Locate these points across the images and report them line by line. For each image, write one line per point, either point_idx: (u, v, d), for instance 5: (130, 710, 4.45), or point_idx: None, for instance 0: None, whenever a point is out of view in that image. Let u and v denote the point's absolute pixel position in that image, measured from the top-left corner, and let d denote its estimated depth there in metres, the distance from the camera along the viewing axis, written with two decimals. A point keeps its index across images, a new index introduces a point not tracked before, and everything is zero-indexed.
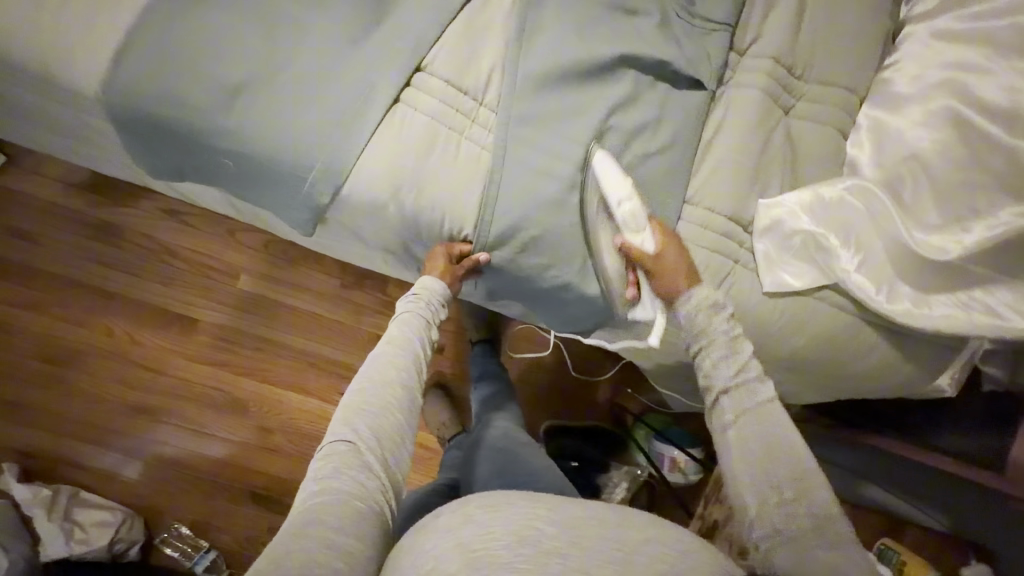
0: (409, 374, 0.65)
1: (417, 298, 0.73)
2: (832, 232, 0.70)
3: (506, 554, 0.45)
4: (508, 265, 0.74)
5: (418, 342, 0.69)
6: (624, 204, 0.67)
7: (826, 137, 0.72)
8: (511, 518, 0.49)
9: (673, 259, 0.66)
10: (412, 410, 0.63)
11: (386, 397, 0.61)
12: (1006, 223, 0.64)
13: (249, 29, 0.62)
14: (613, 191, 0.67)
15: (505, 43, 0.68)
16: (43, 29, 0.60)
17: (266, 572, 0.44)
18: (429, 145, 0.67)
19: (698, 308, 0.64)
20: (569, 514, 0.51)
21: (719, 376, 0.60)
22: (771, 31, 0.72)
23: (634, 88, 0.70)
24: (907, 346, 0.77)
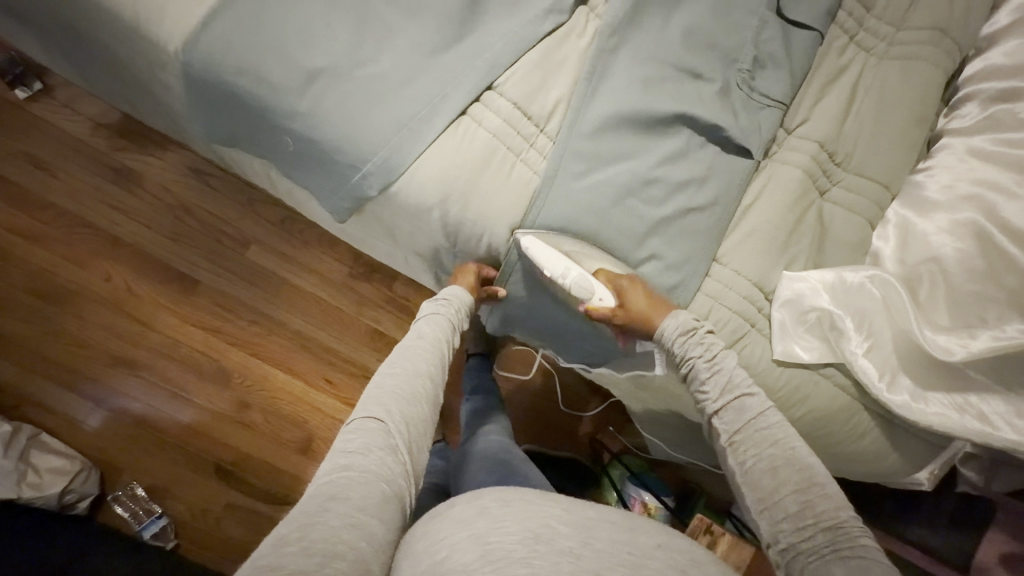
0: (436, 369, 0.68)
1: (445, 302, 0.75)
2: (849, 315, 0.73)
3: (519, 549, 0.47)
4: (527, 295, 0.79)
5: (445, 340, 0.72)
6: (568, 275, 0.68)
7: (856, 225, 0.76)
8: (525, 514, 0.51)
9: (641, 303, 0.70)
10: (434, 404, 0.67)
11: (416, 387, 0.64)
12: (1013, 338, 0.68)
13: (340, 22, 0.65)
14: (554, 266, 0.68)
15: (575, 80, 0.71)
16: None
17: (295, 540, 0.46)
18: (486, 160, 0.69)
19: (674, 342, 0.68)
20: (578, 517, 0.53)
21: (709, 399, 0.65)
22: (820, 118, 0.77)
23: (687, 145, 0.73)
24: (895, 435, 0.80)
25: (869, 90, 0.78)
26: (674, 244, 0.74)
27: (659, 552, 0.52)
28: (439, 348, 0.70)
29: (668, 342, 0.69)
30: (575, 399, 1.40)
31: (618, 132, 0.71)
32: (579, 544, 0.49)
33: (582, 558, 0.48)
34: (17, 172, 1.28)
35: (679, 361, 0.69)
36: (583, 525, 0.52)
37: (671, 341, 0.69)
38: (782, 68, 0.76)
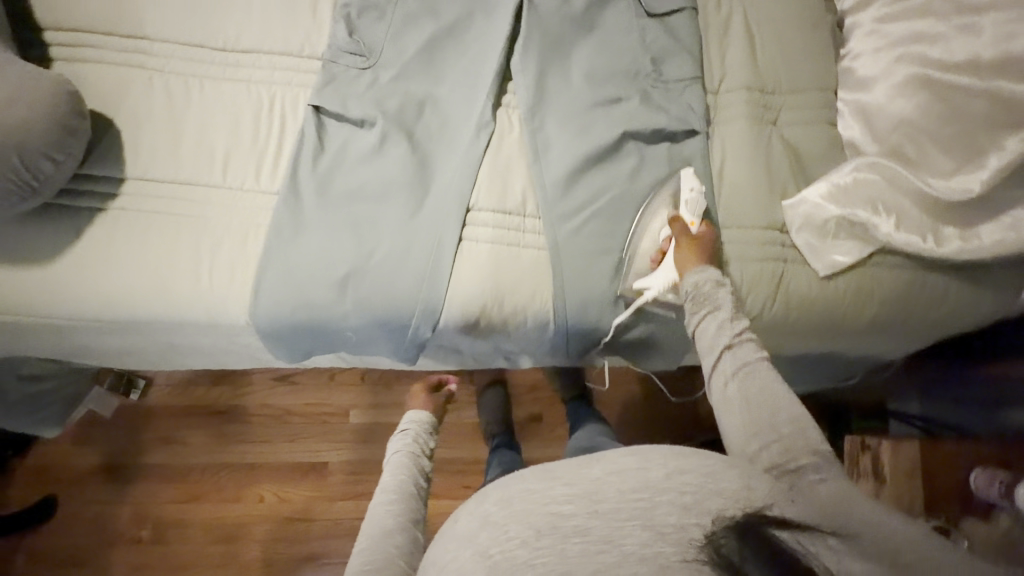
0: (404, 518, 0.68)
1: (404, 430, 0.83)
2: (865, 206, 0.77)
3: (522, 553, 0.50)
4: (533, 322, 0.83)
5: (411, 482, 0.73)
6: (692, 190, 0.79)
7: (818, 133, 0.83)
8: (522, 508, 0.54)
9: (684, 252, 0.76)
10: (414, 553, 0.65)
11: (382, 545, 0.64)
12: (1015, 150, 0.69)
13: (341, 229, 0.79)
14: (687, 179, 0.80)
15: (527, 166, 0.82)
16: (191, 284, 0.77)
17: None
18: (498, 263, 0.81)
19: (707, 278, 0.72)
20: (584, 484, 0.55)
21: (721, 336, 0.66)
22: (732, 71, 0.85)
23: (641, 156, 0.83)
24: (974, 276, 0.82)
25: (760, 23, 0.86)
26: None
27: (671, 480, 0.54)
28: (404, 495, 0.71)
29: (694, 279, 0.72)
30: (680, 385, 1.44)
31: (582, 181, 0.82)
32: (586, 517, 0.52)
33: (591, 531, 0.51)
34: (153, 455, 1.49)
35: (700, 286, 0.72)
36: (589, 493, 0.54)
37: (695, 281, 0.72)
38: (677, 53, 0.85)
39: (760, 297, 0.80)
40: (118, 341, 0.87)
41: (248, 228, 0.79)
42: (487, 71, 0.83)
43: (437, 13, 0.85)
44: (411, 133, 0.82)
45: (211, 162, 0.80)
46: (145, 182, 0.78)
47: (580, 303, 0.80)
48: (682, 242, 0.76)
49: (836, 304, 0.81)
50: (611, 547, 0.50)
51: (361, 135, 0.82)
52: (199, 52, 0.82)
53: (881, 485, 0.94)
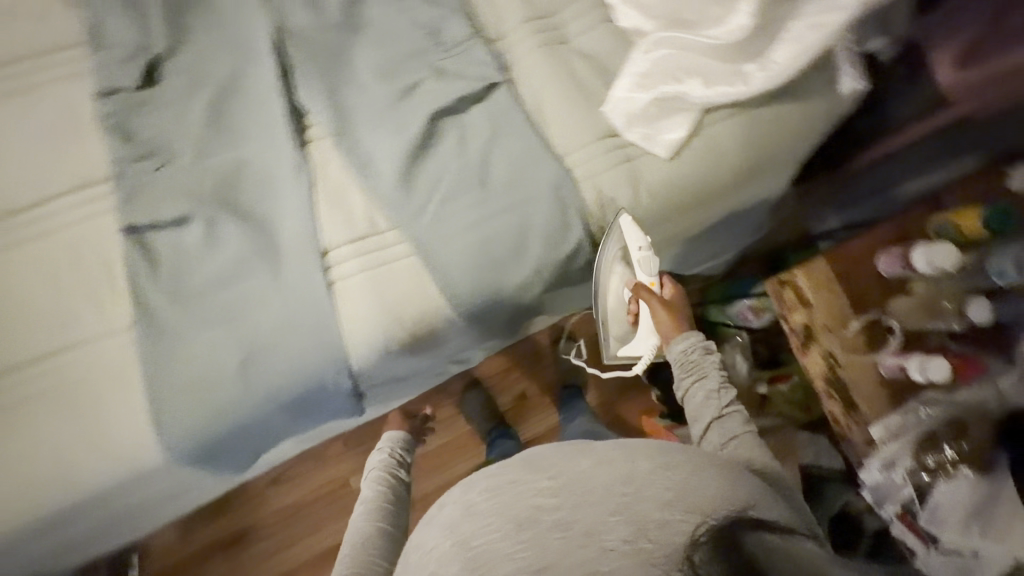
0: (385, 517, 0.81)
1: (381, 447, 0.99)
2: (671, 79, 0.80)
3: (503, 545, 0.59)
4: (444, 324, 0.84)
5: (386, 489, 0.87)
6: (641, 249, 0.85)
7: (604, 33, 0.85)
8: (512, 498, 0.64)
9: (658, 314, 0.88)
10: (393, 545, 0.79)
11: (364, 543, 0.77)
12: None
13: (214, 330, 0.77)
14: (630, 237, 0.85)
15: (362, 186, 0.81)
16: (97, 452, 0.74)
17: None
18: (378, 287, 0.80)
19: (693, 346, 0.83)
20: (572, 474, 0.66)
21: (706, 411, 0.78)
22: (504, 13, 0.86)
23: (460, 128, 0.83)
24: (793, 94, 0.87)
25: None
26: (526, 183, 0.83)
27: (656, 475, 0.64)
28: (380, 501, 0.85)
29: (682, 347, 0.84)
30: None
31: (418, 174, 0.81)
32: (570, 511, 0.61)
33: (573, 526, 0.59)
34: None
35: (689, 355, 0.83)
36: (575, 486, 0.64)
37: (679, 353, 0.84)
38: (447, 18, 0.84)
39: (621, 201, 0.85)
40: (62, 537, 0.83)
41: (123, 372, 0.76)
42: (278, 113, 0.80)
43: (203, 79, 0.81)
44: (236, 206, 0.79)
45: (54, 326, 0.76)
46: None
47: (471, 286, 0.82)
48: (655, 302, 0.88)
49: (693, 174, 0.85)
50: (591, 541, 0.57)
51: (186, 232, 0.78)
52: None
53: (809, 308, 0.99)
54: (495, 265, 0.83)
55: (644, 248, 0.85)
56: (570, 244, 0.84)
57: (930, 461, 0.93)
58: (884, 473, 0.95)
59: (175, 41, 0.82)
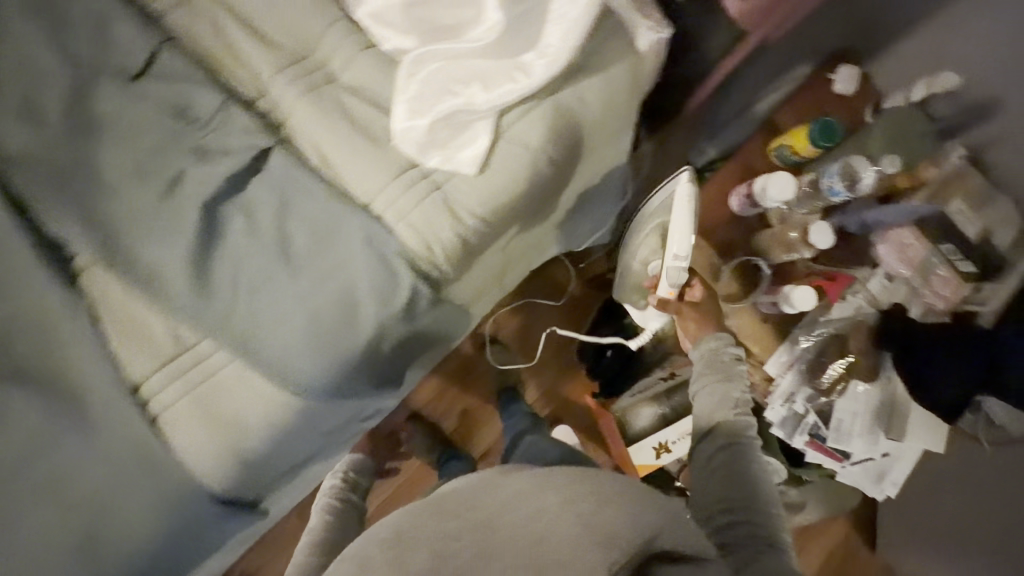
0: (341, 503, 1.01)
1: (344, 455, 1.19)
2: (450, 92, 0.73)
3: None
4: (300, 416, 0.78)
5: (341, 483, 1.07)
6: (678, 257, 0.92)
7: (366, 58, 0.75)
8: (411, 552, 0.62)
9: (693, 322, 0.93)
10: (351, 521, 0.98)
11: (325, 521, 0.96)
12: None
13: (37, 512, 0.68)
14: (673, 247, 0.92)
15: (153, 302, 0.73)
16: None
17: None
18: (207, 404, 0.73)
19: (722, 347, 0.88)
20: (481, 518, 0.64)
21: (723, 405, 0.82)
22: (250, 65, 0.76)
23: (242, 208, 0.74)
24: (589, 66, 0.82)
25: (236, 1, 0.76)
26: (335, 245, 0.76)
27: (564, 514, 0.62)
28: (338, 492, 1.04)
29: (711, 347, 0.89)
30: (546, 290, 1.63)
31: (213, 271, 0.73)
32: (470, 555, 0.60)
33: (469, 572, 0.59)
34: None
35: (717, 355, 0.88)
36: (483, 527, 0.63)
37: (710, 350, 0.89)
38: (187, 89, 0.74)
39: (444, 231, 0.79)
40: None
41: None
42: (25, 253, 0.69)
43: None
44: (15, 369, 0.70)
45: None
46: None
47: (309, 370, 0.76)
48: (685, 306, 0.94)
49: (509, 182, 0.81)
50: None
51: None
52: None
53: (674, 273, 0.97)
54: (329, 339, 0.76)
55: (682, 257, 0.92)
56: (404, 292, 0.79)
57: (825, 380, 0.94)
58: (787, 405, 0.95)
59: None
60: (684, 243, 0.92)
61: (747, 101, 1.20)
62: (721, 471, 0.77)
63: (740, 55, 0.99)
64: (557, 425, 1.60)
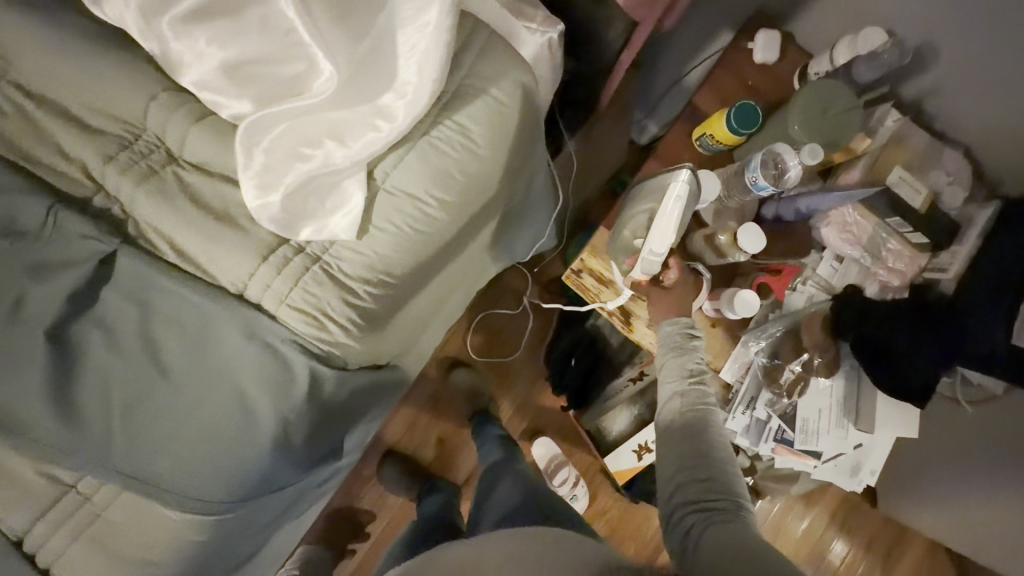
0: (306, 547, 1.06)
1: None
2: (306, 156, 0.65)
3: None
4: (210, 535, 0.70)
5: None
6: (656, 252, 0.78)
7: (204, 130, 0.66)
8: None
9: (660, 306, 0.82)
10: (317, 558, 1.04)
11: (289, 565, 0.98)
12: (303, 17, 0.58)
13: None
14: (654, 238, 0.77)
15: (15, 447, 0.65)
16: None
17: None
18: (105, 542, 0.67)
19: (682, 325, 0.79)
20: None
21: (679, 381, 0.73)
22: (76, 160, 0.67)
23: (102, 323, 0.67)
24: (467, 90, 0.72)
25: (45, 90, 0.66)
26: (211, 345, 0.68)
27: None
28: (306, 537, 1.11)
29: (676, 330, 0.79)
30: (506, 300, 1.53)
31: (78, 400, 0.66)
32: None
33: None
34: None
35: (672, 334, 0.79)
36: None
37: (668, 330, 0.80)
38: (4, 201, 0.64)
39: (335, 306, 0.70)
40: None
41: None
42: None
43: None
44: None
45: None
46: None
47: (207, 487, 0.68)
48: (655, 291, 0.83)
49: (402, 252, 0.73)
50: None
51: None
52: None
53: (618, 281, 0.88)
54: (222, 450, 0.68)
55: (659, 253, 0.78)
56: (301, 381, 0.70)
57: (784, 381, 0.87)
58: (749, 413, 0.88)
59: None
60: (665, 239, 0.77)
61: (676, 74, 1.11)
62: (683, 437, 0.68)
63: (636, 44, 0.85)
64: (538, 438, 1.53)
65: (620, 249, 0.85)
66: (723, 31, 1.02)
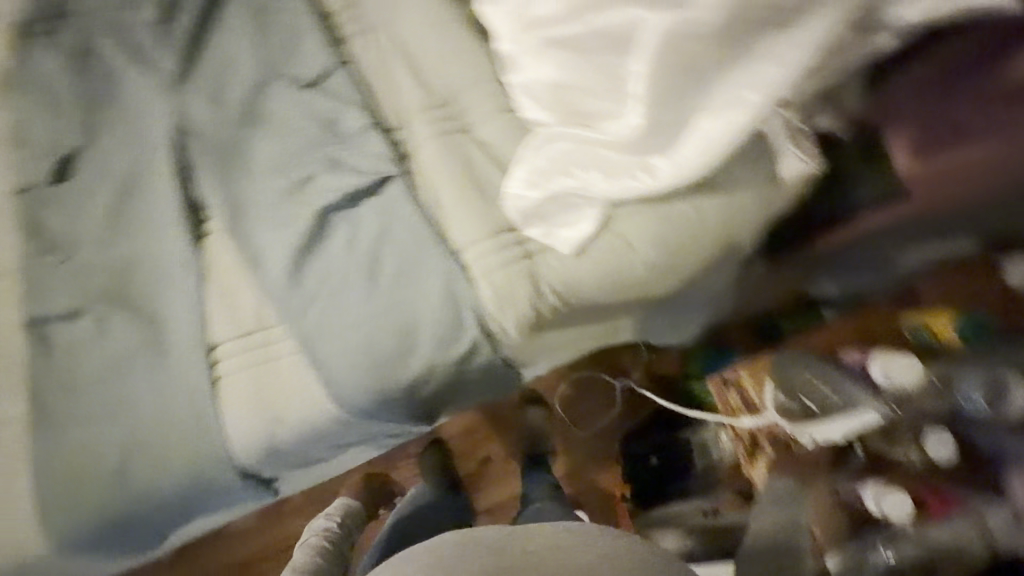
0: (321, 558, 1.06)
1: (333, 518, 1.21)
2: (569, 175, 0.74)
3: None
4: (333, 422, 0.81)
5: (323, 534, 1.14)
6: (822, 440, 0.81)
7: (504, 121, 0.80)
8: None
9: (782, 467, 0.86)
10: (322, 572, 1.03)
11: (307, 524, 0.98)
12: (642, 71, 0.65)
13: (100, 425, 0.77)
14: (828, 430, 0.79)
15: (253, 279, 0.80)
16: None
17: None
18: (261, 385, 0.79)
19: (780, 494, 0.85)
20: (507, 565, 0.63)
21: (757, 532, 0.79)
22: (403, 99, 0.83)
23: (352, 221, 0.80)
24: (716, 184, 0.79)
25: (409, 42, 0.83)
26: (417, 278, 0.79)
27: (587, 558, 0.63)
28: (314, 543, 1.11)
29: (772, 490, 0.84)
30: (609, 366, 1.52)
31: (305, 270, 0.79)
32: None
33: None
34: None
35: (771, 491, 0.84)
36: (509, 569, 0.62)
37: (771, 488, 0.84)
38: (346, 106, 0.82)
39: (522, 299, 0.78)
40: None
41: (10, 463, 0.77)
42: (173, 208, 0.81)
43: (108, 173, 0.83)
44: (127, 298, 0.80)
45: None
46: None
47: (355, 384, 0.78)
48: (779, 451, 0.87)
49: (592, 278, 0.79)
50: None
51: (79, 327, 0.79)
52: None
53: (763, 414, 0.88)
54: (382, 362, 0.78)
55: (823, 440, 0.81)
56: (464, 342, 0.79)
57: None
58: None
59: (85, 135, 0.84)
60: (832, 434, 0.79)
61: (886, 258, 0.93)
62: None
63: (887, 219, 0.82)
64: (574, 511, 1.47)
65: (783, 386, 0.86)
66: (930, 245, 0.89)
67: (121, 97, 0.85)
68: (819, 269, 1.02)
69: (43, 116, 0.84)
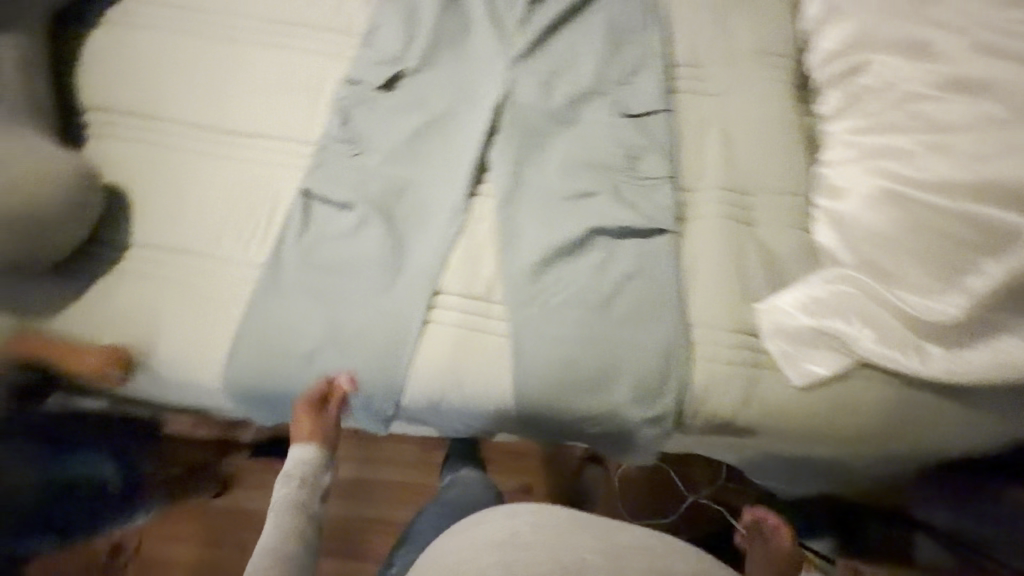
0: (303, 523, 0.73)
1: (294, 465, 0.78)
2: (839, 317, 0.74)
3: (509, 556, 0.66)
4: (496, 412, 0.83)
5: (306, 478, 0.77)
6: None
7: (791, 235, 0.81)
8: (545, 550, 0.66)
9: None
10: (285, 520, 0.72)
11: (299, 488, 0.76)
12: (988, 274, 0.68)
13: (315, 307, 0.83)
14: None
15: (499, 253, 0.84)
16: (178, 341, 0.82)
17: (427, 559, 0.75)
18: (460, 347, 0.82)
19: None
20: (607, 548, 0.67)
21: None
22: (704, 168, 0.86)
23: (610, 250, 0.83)
24: (968, 396, 0.76)
25: (734, 124, 0.87)
26: (644, 329, 0.80)
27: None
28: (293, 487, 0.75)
29: None
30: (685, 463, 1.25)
31: (548, 271, 0.82)
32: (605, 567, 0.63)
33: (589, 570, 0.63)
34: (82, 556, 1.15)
35: None
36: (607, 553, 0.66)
37: None
38: (653, 150, 0.86)
39: (730, 400, 0.78)
40: (122, 394, 0.91)
41: (232, 299, 0.84)
42: (465, 160, 0.86)
43: (424, 105, 0.90)
44: (388, 215, 0.86)
45: (209, 236, 0.86)
46: (147, 247, 0.86)
47: (541, 391, 0.80)
48: None
49: (805, 411, 0.77)
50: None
51: (342, 218, 0.85)
52: (209, 135, 0.90)
53: None
54: (577, 385, 0.80)
55: None
56: (657, 408, 0.79)
57: None
58: None
59: (424, 63, 0.91)
60: None
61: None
62: None
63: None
64: None
65: None
66: None
67: (465, 48, 0.92)
68: (941, 505, 0.92)
69: (399, 31, 0.92)
